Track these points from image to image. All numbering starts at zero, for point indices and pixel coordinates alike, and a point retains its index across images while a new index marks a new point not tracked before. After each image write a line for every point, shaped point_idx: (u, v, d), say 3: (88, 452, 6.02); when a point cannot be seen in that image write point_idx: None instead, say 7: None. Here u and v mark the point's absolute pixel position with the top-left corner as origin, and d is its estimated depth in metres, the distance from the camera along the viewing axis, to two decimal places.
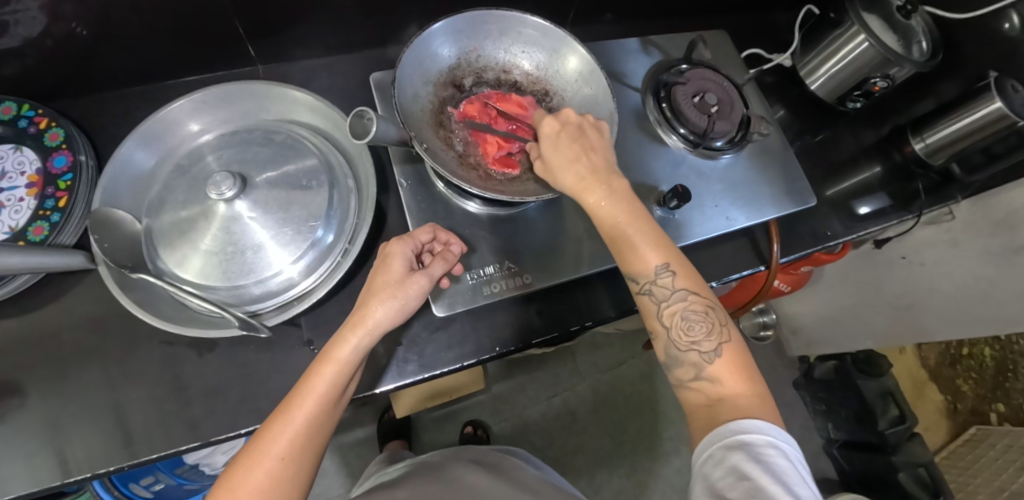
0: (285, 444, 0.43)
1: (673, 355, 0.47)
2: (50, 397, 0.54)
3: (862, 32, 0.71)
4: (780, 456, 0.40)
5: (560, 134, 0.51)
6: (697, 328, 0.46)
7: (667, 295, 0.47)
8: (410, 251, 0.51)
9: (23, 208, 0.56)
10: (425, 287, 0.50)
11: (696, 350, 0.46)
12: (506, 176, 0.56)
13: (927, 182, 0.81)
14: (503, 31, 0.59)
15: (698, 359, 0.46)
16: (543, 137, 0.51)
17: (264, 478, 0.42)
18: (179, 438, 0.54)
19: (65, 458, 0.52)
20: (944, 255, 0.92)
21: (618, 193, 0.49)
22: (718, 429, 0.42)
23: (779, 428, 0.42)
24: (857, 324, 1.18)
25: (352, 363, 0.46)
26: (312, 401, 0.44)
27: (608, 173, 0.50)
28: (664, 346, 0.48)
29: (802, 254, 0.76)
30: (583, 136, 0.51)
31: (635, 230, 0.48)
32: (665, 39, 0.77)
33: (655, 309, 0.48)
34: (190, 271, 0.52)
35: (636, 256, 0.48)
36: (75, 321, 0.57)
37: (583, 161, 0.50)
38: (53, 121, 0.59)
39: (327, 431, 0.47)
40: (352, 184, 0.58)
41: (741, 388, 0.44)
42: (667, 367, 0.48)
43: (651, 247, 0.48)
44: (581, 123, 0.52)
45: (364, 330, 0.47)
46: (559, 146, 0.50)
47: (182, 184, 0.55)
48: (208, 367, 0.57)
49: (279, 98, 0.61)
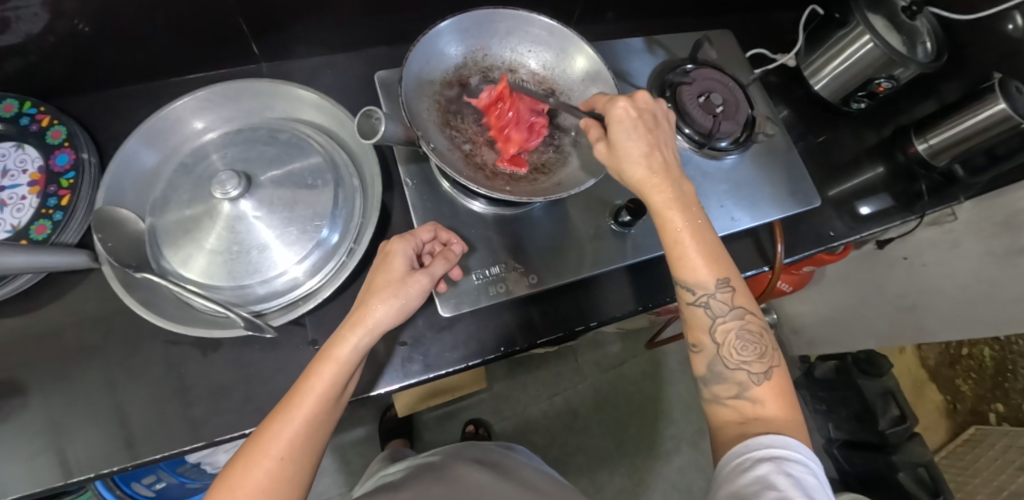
0: (285, 444, 0.43)
1: (718, 371, 0.47)
2: (53, 397, 0.54)
3: (866, 33, 0.71)
4: (808, 474, 0.40)
5: (637, 122, 0.49)
6: (750, 347, 0.47)
7: (722, 311, 0.47)
8: (411, 249, 0.51)
9: (24, 207, 0.56)
10: (426, 287, 0.50)
11: (744, 370, 0.47)
12: (514, 174, 0.56)
13: (930, 183, 0.81)
14: (510, 30, 0.59)
15: (745, 379, 0.46)
16: (614, 120, 0.50)
17: (264, 478, 0.42)
18: (183, 438, 0.54)
19: (67, 459, 0.52)
20: (946, 256, 0.92)
21: (688, 196, 0.49)
22: (748, 441, 0.43)
23: (809, 448, 0.43)
24: (858, 324, 1.19)
25: (352, 362, 0.46)
26: (312, 400, 0.44)
27: (677, 174, 0.50)
28: (709, 361, 0.48)
29: (805, 255, 0.76)
30: (657, 131, 0.50)
31: (701, 236, 0.48)
32: (669, 39, 0.76)
33: (708, 322, 0.48)
34: (194, 270, 0.52)
35: (697, 263, 0.47)
36: (78, 320, 0.57)
37: (657, 157, 0.49)
38: (55, 119, 0.59)
39: (327, 430, 0.46)
40: (357, 183, 0.57)
41: (779, 411, 0.45)
42: (706, 382, 0.48)
43: (713, 256, 0.48)
44: (655, 113, 0.51)
45: (364, 329, 0.46)
46: (633, 139, 0.49)
47: (187, 182, 0.55)
48: (211, 367, 0.57)
49: (283, 96, 0.60)
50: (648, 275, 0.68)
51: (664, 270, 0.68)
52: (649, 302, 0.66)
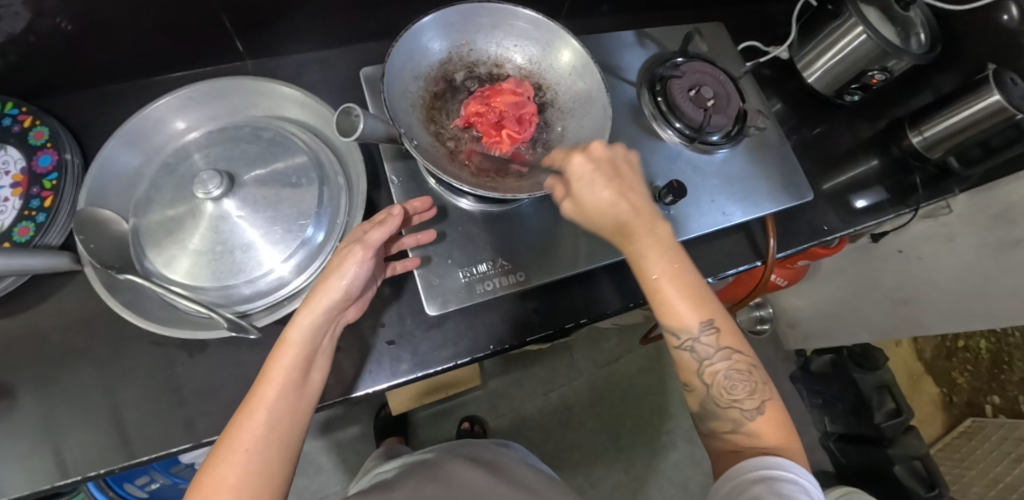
0: (249, 436, 0.42)
1: (711, 409, 0.48)
2: (40, 401, 0.53)
3: (860, 25, 0.70)
4: (800, 492, 0.40)
5: (599, 173, 0.48)
6: (741, 388, 0.47)
7: (709, 353, 0.47)
8: (355, 232, 0.49)
9: (7, 208, 0.55)
10: (360, 256, 0.47)
11: (737, 407, 0.47)
12: (518, 171, 0.55)
13: (925, 176, 0.81)
14: (494, 24, 0.58)
15: (738, 416, 0.47)
16: (574, 177, 0.48)
17: (234, 474, 0.41)
18: (173, 439, 0.53)
19: (59, 460, 0.52)
20: (941, 249, 0.92)
21: (663, 240, 0.48)
22: (745, 464, 0.43)
23: (807, 473, 0.43)
24: (855, 318, 1.18)
25: (305, 344, 0.46)
26: (270, 388, 0.44)
27: (650, 218, 0.49)
28: (701, 400, 0.49)
29: (798, 249, 0.76)
30: (620, 177, 0.49)
31: (678, 282, 0.47)
32: (661, 31, 0.75)
33: (696, 365, 0.48)
34: (178, 271, 0.51)
35: (677, 308, 0.47)
36: (66, 322, 0.56)
37: (625, 204, 0.48)
38: (37, 120, 0.58)
39: (299, 421, 0.45)
40: (342, 181, 0.57)
41: (783, 442, 0.46)
42: (702, 417, 0.50)
43: (694, 299, 0.47)
44: (614, 159, 0.50)
45: (309, 310, 0.46)
46: (599, 192, 0.48)
47: (169, 182, 0.54)
48: (200, 367, 0.56)
49: (266, 94, 0.60)
50: None
51: None
52: (641, 298, 0.66)
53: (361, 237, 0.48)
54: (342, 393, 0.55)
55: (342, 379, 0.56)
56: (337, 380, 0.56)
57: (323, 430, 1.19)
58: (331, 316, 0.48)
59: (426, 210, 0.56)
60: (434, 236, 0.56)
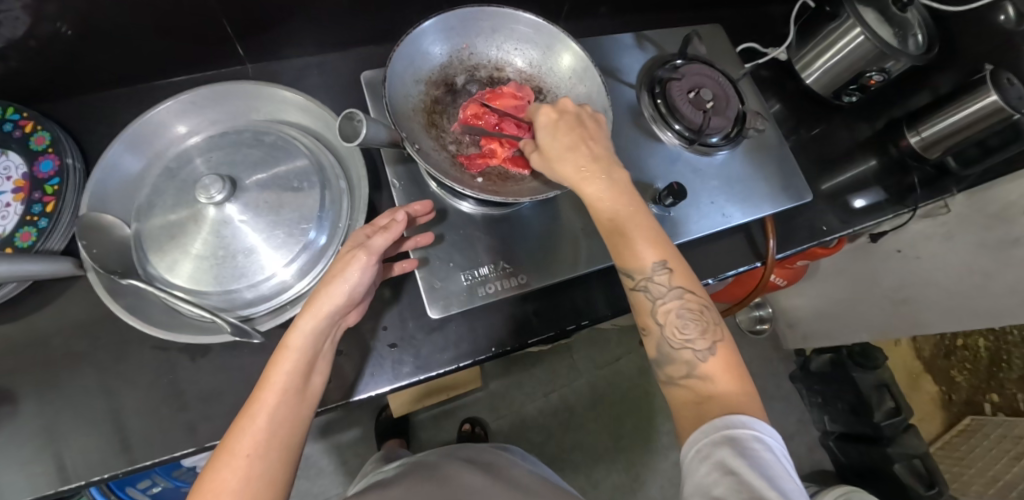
0: (250, 439, 0.42)
1: (665, 353, 0.48)
2: (43, 406, 0.53)
3: (857, 26, 0.71)
4: (763, 449, 0.40)
5: (561, 119, 0.50)
6: (693, 328, 0.47)
7: (661, 292, 0.48)
8: (361, 235, 0.49)
9: (9, 213, 0.55)
10: (364, 261, 0.47)
11: (689, 348, 0.46)
12: (520, 175, 0.55)
13: (923, 176, 0.81)
14: (495, 28, 0.58)
15: (691, 357, 0.46)
16: (539, 127, 0.51)
17: (234, 477, 0.41)
18: (175, 444, 0.53)
19: (60, 465, 0.52)
20: (939, 248, 0.92)
21: (619, 183, 0.49)
22: (706, 426, 0.42)
23: (765, 424, 0.42)
24: (854, 318, 1.19)
25: (307, 349, 0.46)
26: (271, 394, 0.44)
27: (609, 162, 0.50)
28: (657, 344, 0.48)
29: (797, 250, 0.76)
30: (585, 126, 0.50)
31: (634, 224, 0.49)
32: (659, 34, 0.76)
33: (650, 305, 0.48)
34: (181, 276, 0.51)
35: (632, 248, 0.48)
36: (67, 327, 0.56)
37: (585, 148, 0.49)
38: (38, 125, 0.58)
39: (300, 426, 0.45)
40: (343, 185, 0.57)
41: (733, 387, 0.45)
42: (659, 365, 0.48)
43: (650, 240, 0.48)
44: (580, 114, 0.51)
45: (311, 315, 0.46)
46: (558, 134, 0.50)
47: (171, 187, 0.55)
48: (203, 372, 0.56)
49: (268, 98, 0.60)
50: None
51: None
52: None
53: (365, 243, 0.48)
54: (344, 396, 0.55)
55: (344, 383, 0.56)
56: (339, 384, 0.56)
57: (323, 433, 1.19)
58: (332, 321, 0.48)
59: (426, 213, 0.56)
60: (433, 239, 0.56)
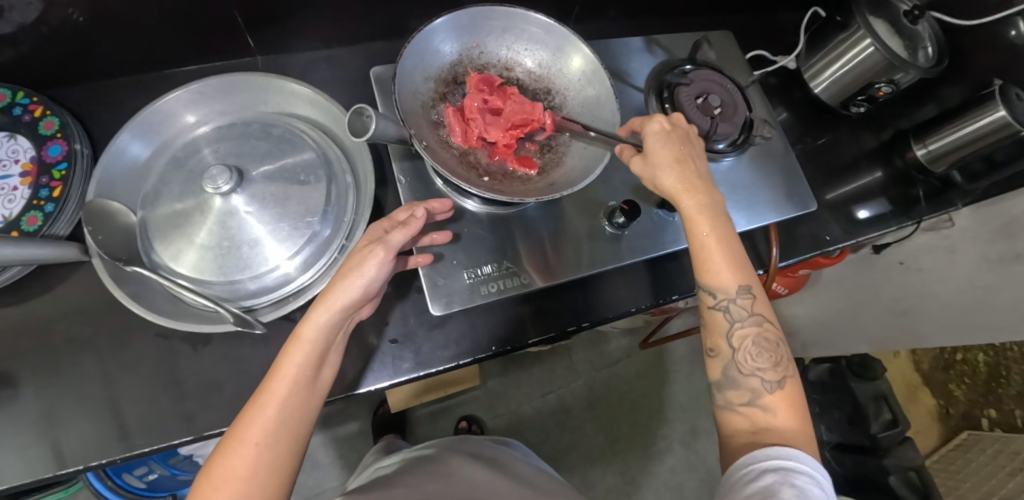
0: (261, 428, 0.42)
1: (732, 376, 0.47)
2: (43, 391, 0.53)
3: (867, 37, 0.71)
4: (813, 485, 0.39)
5: (675, 130, 0.51)
6: (769, 358, 0.47)
7: (742, 316, 0.47)
8: (385, 229, 0.50)
9: (16, 197, 0.55)
10: (381, 257, 0.47)
11: (758, 377, 0.46)
12: (525, 175, 0.54)
13: (928, 188, 0.82)
14: (506, 28, 0.57)
15: (759, 385, 0.46)
16: (648, 134, 0.51)
17: (243, 464, 0.42)
18: (173, 431, 0.54)
19: (59, 450, 0.52)
20: (940, 261, 0.93)
21: (717, 207, 0.49)
22: (756, 453, 0.42)
23: (816, 460, 0.42)
24: (854, 328, 1.19)
25: (319, 341, 0.46)
26: (283, 384, 0.44)
27: (708, 184, 0.50)
28: (724, 366, 0.48)
29: (800, 258, 0.76)
30: (690, 142, 0.51)
31: (726, 246, 0.48)
32: (669, 38, 0.76)
33: (727, 327, 0.48)
34: (185, 265, 0.51)
35: (721, 268, 0.48)
36: (69, 312, 0.57)
37: (687, 165, 0.50)
38: (48, 110, 0.59)
39: (308, 416, 0.46)
40: (349, 179, 0.57)
41: (791, 423, 0.44)
42: (719, 387, 0.48)
43: (739, 265, 0.48)
44: (688, 130, 0.52)
45: (326, 306, 0.46)
46: (667, 145, 0.50)
47: (178, 176, 0.55)
48: (203, 361, 0.57)
49: (277, 91, 0.60)
50: (644, 275, 0.67)
51: (660, 271, 0.68)
52: (643, 304, 0.66)
53: (383, 238, 0.48)
54: (344, 390, 0.55)
55: (343, 377, 0.56)
56: (339, 378, 0.56)
57: (320, 426, 1.20)
58: (346, 314, 0.48)
59: (445, 212, 0.56)
60: (450, 238, 0.56)
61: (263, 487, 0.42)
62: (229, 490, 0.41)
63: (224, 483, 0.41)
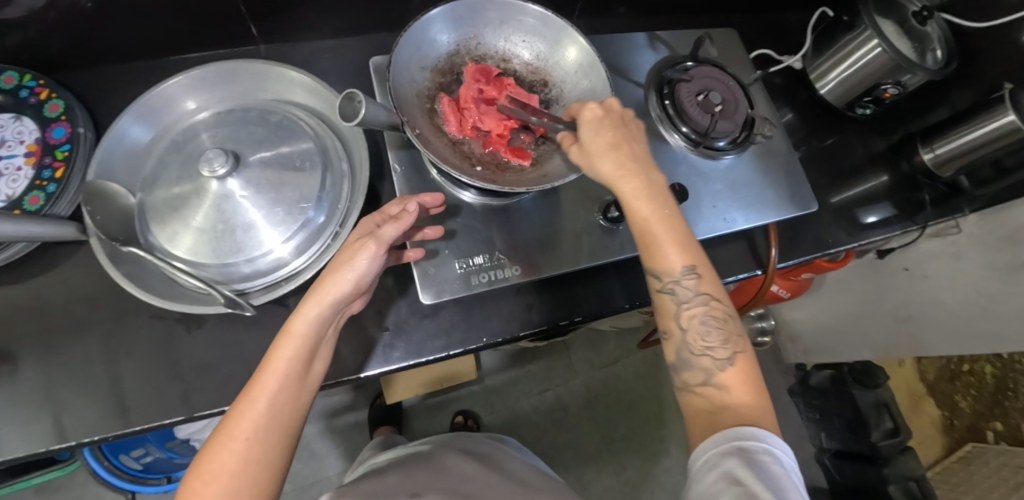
0: (249, 423, 0.43)
1: (685, 358, 0.47)
2: (40, 367, 0.54)
3: (875, 37, 0.70)
4: (773, 463, 0.40)
5: (608, 117, 0.50)
6: (717, 337, 0.46)
7: (688, 297, 0.47)
8: (374, 223, 0.50)
9: (20, 177, 0.56)
10: (372, 250, 0.47)
11: (709, 356, 0.46)
12: (519, 165, 0.54)
13: (934, 194, 0.81)
14: (503, 19, 0.57)
15: (710, 365, 0.46)
16: (582, 122, 0.49)
17: (231, 460, 0.42)
18: (166, 412, 0.54)
19: (53, 426, 0.53)
20: (946, 268, 0.91)
21: (656, 189, 0.48)
22: (716, 434, 0.42)
23: (775, 436, 0.42)
24: (857, 335, 1.17)
25: (309, 334, 0.46)
26: (273, 378, 0.44)
27: (647, 165, 0.49)
28: (678, 347, 0.48)
29: (801, 260, 0.75)
30: (627, 127, 0.50)
31: (667, 228, 0.47)
32: (672, 35, 0.75)
33: (674, 308, 0.48)
34: (181, 247, 0.52)
35: (664, 250, 0.47)
36: (69, 291, 0.58)
37: (624, 149, 0.49)
38: (53, 93, 0.60)
39: (299, 409, 0.46)
40: (345, 167, 0.57)
41: (747, 399, 0.44)
42: (676, 369, 0.48)
43: (680, 244, 0.47)
44: (623, 114, 0.51)
45: (316, 300, 0.46)
46: (600, 134, 0.48)
47: (177, 160, 0.55)
48: (197, 344, 0.57)
49: (276, 78, 0.60)
50: (639, 272, 0.67)
51: None
52: (637, 300, 0.66)
53: (374, 232, 0.48)
54: (334, 376, 0.56)
55: (335, 364, 0.56)
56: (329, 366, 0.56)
57: (318, 416, 1.20)
58: (337, 308, 0.48)
59: (437, 206, 0.55)
60: (442, 233, 0.56)
61: (251, 482, 0.42)
62: (218, 486, 0.41)
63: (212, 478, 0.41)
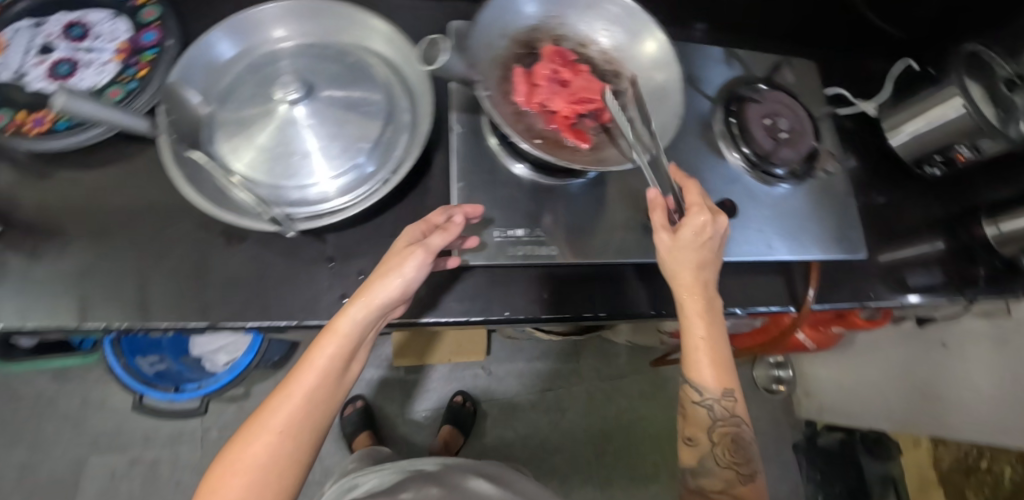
0: (284, 417, 0.42)
1: (709, 467, 0.55)
2: (87, 248, 0.57)
3: (959, 96, 0.68)
4: None
5: (710, 236, 0.52)
6: (743, 455, 0.55)
7: (722, 413, 0.54)
8: (419, 233, 0.51)
9: (106, 70, 0.60)
10: (421, 257, 0.48)
11: (734, 470, 0.54)
12: (575, 146, 0.53)
13: (991, 270, 0.77)
14: (588, 6, 0.58)
15: (732, 478, 0.54)
16: (687, 223, 0.51)
17: (261, 453, 0.41)
18: (189, 316, 0.56)
19: (84, 305, 0.55)
20: (986, 352, 0.88)
21: (711, 310, 0.54)
22: None
23: None
24: (877, 402, 1.13)
25: (351, 336, 0.46)
26: (312, 375, 0.44)
27: (711, 291, 0.54)
28: (701, 456, 0.55)
29: (837, 306, 0.72)
30: (711, 252, 0.53)
31: (715, 351, 0.53)
32: (750, 55, 0.74)
33: (708, 421, 0.55)
34: (240, 161, 0.54)
35: (709, 368, 0.53)
36: (128, 184, 0.61)
37: (701, 273, 0.53)
38: (150, 1, 0.64)
39: (330, 409, 0.45)
40: (408, 120, 0.58)
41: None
42: (695, 474, 0.55)
43: (724, 368, 0.54)
44: (722, 233, 0.53)
45: (364, 302, 0.46)
46: (693, 251, 0.52)
47: (253, 80, 0.58)
48: (234, 257, 0.59)
49: (360, 24, 0.62)
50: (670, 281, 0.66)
51: None
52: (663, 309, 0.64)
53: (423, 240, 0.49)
54: None
55: None
56: None
57: None
58: (381, 312, 0.48)
59: (476, 217, 0.55)
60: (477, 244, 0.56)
61: (277, 480, 0.41)
62: (246, 479, 0.40)
63: (231, 475, 0.40)
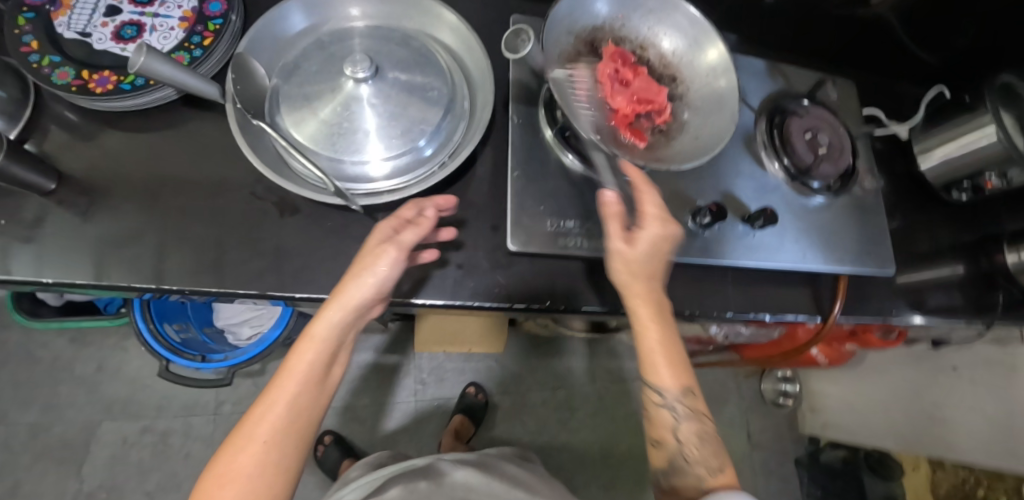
0: (268, 427, 0.47)
1: (677, 466, 0.57)
2: (142, 209, 0.58)
3: (993, 124, 0.70)
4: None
5: (668, 243, 0.53)
6: (707, 447, 0.57)
7: (680, 412, 0.57)
8: (393, 228, 0.52)
9: (172, 36, 0.61)
10: (394, 254, 0.50)
11: (701, 466, 0.56)
12: (633, 144, 0.55)
13: (1010, 297, 0.78)
14: (653, 10, 0.60)
15: (703, 471, 0.55)
16: (643, 230, 0.52)
17: (250, 462, 0.46)
18: (241, 282, 0.57)
19: (139, 264, 0.56)
20: (999, 378, 0.90)
21: (662, 313, 0.55)
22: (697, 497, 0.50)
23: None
24: (884, 421, 1.15)
25: (327, 338, 0.49)
26: (294, 380, 0.48)
27: (662, 297, 0.56)
28: (669, 456, 0.57)
29: (862, 320, 0.74)
30: (662, 257, 0.54)
31: (668, 353, 0.56)
32: (795, 71, 0.76)
33: (671, 422, 0.57)
34: (303, 133, 0.55)
35: (662, 369, 0.56)
36: (185, 149, 0.61)
37: (656, 283, 0.55)
38: None
39: (315, 412, 0.50)
40: (467, 107, 0.60)
41: None
42: (666, 475, 0.57)
43: (676, 367, 0.56)
44: (672, 235, 0.54)
45: (340, 304, 0.49)
46: (649, 260, 0.53)
47: (319, 56, 0.59)
48: (286, 228, 0.60)
49: (426, 10, 0.64)
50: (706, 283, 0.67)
51: (721, 286, 0.68)
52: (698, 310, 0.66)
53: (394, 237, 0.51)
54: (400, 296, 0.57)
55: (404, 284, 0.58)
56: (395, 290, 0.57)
57: None
58: (358, 313, 0.50)
59: (449, 207, 0.58)
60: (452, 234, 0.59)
61: (268, 483, 0.46)
62: (235, 489, 0.45)
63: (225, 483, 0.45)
